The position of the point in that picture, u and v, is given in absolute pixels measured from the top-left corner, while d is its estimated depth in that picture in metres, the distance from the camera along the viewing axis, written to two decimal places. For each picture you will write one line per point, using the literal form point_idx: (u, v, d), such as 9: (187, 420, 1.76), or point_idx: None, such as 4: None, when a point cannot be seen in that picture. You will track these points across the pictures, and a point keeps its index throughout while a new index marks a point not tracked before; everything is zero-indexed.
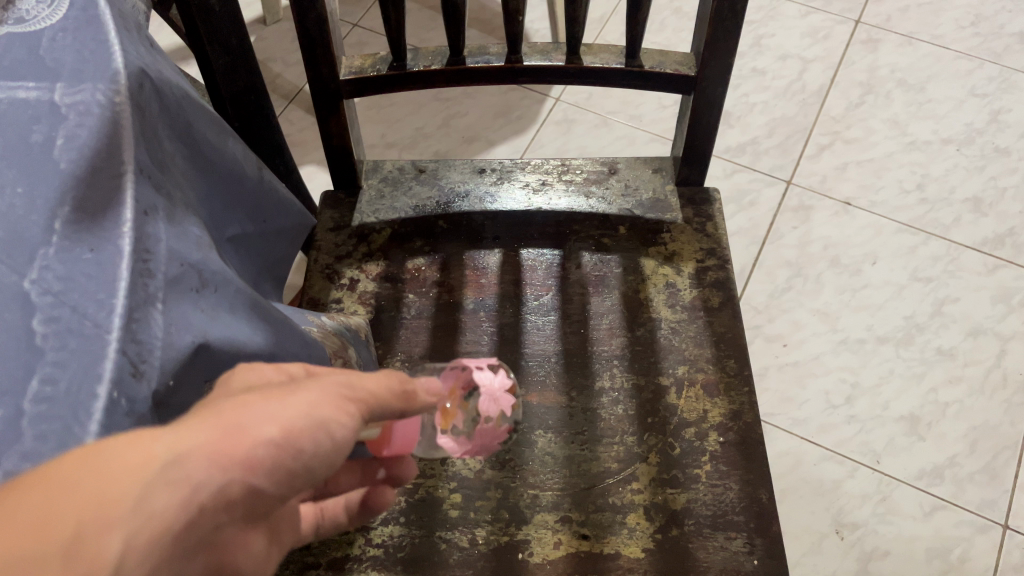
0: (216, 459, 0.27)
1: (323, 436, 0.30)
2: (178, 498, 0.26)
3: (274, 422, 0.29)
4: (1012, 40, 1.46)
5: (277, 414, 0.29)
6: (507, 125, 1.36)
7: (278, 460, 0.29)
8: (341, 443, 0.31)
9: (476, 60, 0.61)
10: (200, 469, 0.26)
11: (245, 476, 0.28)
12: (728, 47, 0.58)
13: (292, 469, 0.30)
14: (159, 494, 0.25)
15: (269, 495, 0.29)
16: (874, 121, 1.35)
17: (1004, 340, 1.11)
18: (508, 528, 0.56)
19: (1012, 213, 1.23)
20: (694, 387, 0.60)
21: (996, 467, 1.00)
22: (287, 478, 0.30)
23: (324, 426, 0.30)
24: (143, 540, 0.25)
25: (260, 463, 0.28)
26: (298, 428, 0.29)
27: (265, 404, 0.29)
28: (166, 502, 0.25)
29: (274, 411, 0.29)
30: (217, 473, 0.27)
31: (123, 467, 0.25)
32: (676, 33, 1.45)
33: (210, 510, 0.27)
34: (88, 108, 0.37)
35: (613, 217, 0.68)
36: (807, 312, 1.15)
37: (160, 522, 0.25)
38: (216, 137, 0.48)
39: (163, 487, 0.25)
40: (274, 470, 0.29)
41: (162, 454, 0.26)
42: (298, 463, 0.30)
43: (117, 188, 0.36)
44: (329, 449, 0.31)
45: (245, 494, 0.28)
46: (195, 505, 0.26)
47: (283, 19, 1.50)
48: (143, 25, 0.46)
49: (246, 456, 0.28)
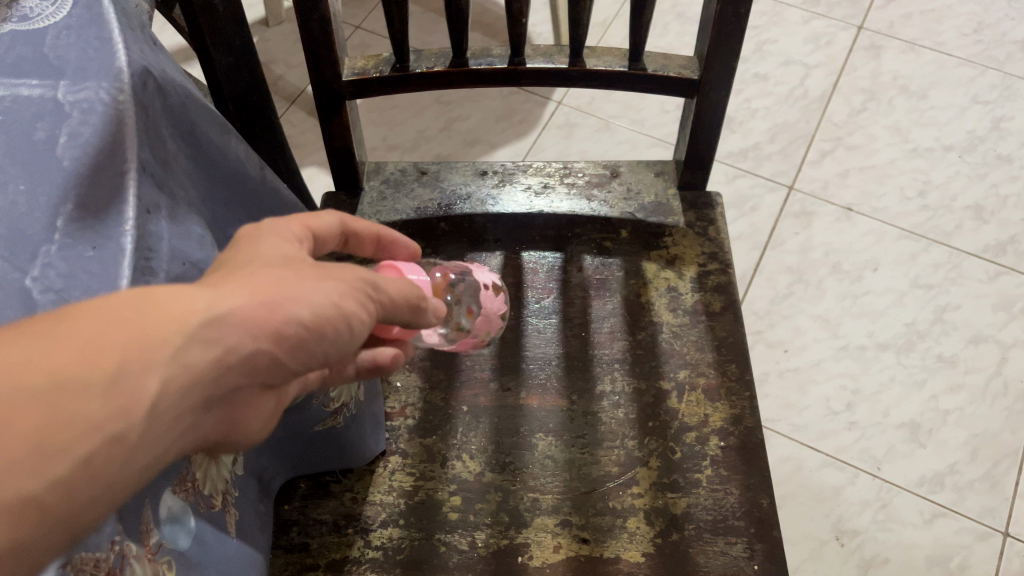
0: (252, 326, 0.27)
1: (343, 322, 0.31)
2: (211, 357, 0.26)
3: (309, 305, 0.29)
4: (1014, 48, 1.46)
5: (310, 299, 0.30)
6: (508, 128, 1.36)
7: (305, 341, 0.30)
8: (358, 336, 0.32)
9: (478, 62, 0.61)
10: (236, 332, 0.27)
11: (270, 346, 0.28)
12: (731, 51, 0.58)
13: (314, 353, 0.30)
14: (196, 347, 0.26)
15: (289, 372, 0.30)
16: (875, 127, 1.35)
17: (1005, 348, 1.10)
18: (508, 531, 0.55)
19: (1013, 220, 1.23)
20: (695, 392, 0.60)
21: (996, 475, 1.00)
22: (308, 361, 0.31)
23: (350, 317, 0.31)
24: (177, 390, 0.25)
25: (286, 338, 0.29)
26: (327, 315, 0.30)
27: (299, 284, 0.30)
28: (203, 358, 0.26)
29: (308, 294, 0.30)
30: (249, 338, 0.27)
31: (166, 316, 0.25)
32: (678, 38, 1.45)
33: (237, 374, 0.28)
34: (91, 106, 0.37)
35: (615, 221, 0.68)
36: (808, 318, 1.15)
37: (194, 374, 0.26)
38: (219, 138, 0.48)
39: (200, 344, 0.26)
40: (298, 350, 0.29)
41: (204, 312, 0.26)
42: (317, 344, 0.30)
43: (120, 186, 0.36)
44: (348, 340, 0.32)
45: (271, 365, 0.29)
46: (225, 366, 0.27)
47: (285, 20, 1.50)
48: (146, 24, 0.46)
49: (277, 332, 0.28)
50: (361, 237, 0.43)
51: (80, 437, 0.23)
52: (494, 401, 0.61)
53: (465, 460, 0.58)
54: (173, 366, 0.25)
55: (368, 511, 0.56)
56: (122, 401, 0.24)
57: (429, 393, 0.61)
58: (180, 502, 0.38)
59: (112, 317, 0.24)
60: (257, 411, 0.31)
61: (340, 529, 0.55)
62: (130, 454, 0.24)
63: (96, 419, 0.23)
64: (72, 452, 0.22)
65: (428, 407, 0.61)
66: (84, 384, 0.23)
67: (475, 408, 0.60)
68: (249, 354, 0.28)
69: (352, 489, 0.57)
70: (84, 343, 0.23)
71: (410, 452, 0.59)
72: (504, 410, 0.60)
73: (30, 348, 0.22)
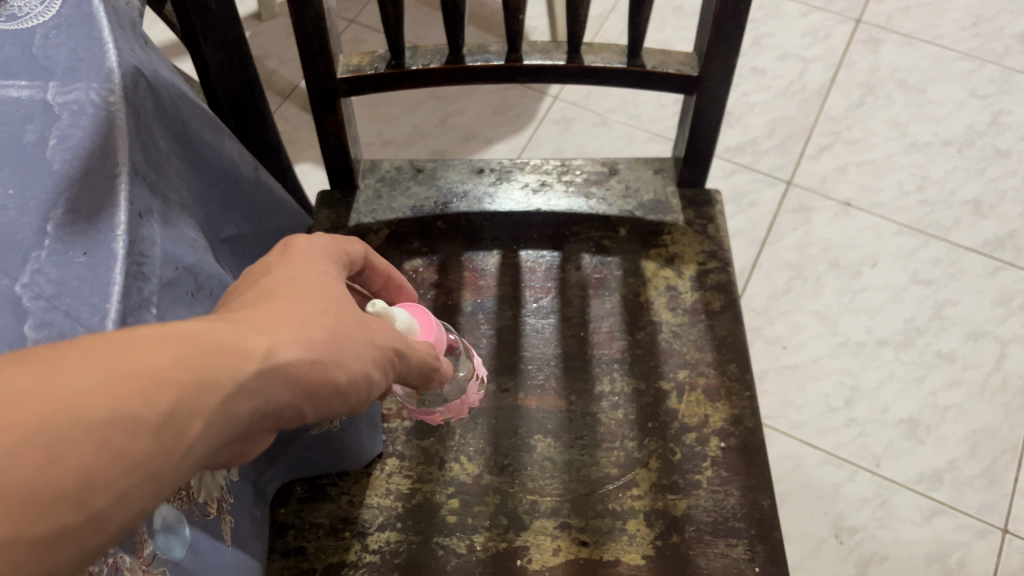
0: (297, 381, 0.29)
1: (359, 380, 0.32)
2: (248, 407, 0.27)
3: (345, 369, 0.31)
4: (1012, 41, 1.45)
5: (347, 363, 0.31)
6: (504, 123, 1.35)
7: (330, 401, 0.31)
8: (368, 398, 0.34)
9: (475, 58, 0.60)
10: (282, 384, 0.28)
11: (294, 398, 0.29)
12: (731, 47, 0.57)
13: (332, 410, 0.32)
14: (238, 396, 0.26)
15: (304, 421, 0.31)
16: (874, 122, 1.35)
17: (1004, 343, 1.10)
18: (506, 534, 0.55)
19: (1012, 215, 1.23)
20: (695, 391, 0.60)
21: (995, 471, 1.00)
22: (324, 415, 0.32)
23: (369, 384, 0.33)
24: (221, 431, 0.26)
25: (307, 392, 0.30)
26: (355, 382, 0.32)
27: (345, 344, 0.31)
28: (241, 408, 0.26)
29: (347, 356, 0.31)
30: (289, 393, 0.29)
31: (233, 359, 0.26)
32: (675, 31, 1.44)
33: (267, 419, 0.29)
34: (82, 107, 0.36)
35: (613, 219, 0.67)
36: (807, 314, 1.14)
37: (230, 422, 0.26)
38: (213, 138, 0.47)
39: (252, 390, 0.27)
40: (323, 408, 0.31)
41: (263, 361, 0.27)
42: (330, 400, 0.31)
43: (111, 189, 0.35)
44: (363, 399, 0.34)
45: (293, 415, 0.30)
46: (261, 415, 0.28)
47: (279, 15, 1.49)
48: (137, 22, 0.45)
49: (313, 389, 0.30)
50: (376, 271, 0.45)
51: (124, 473, 0.23)
52: (493, 402, 0.60)
53: (463, 462, 0.58)
54: (217, 414, 0.25)
55: (364, 515, 0.56)
56: (172, 440, 0.24)
57: None
58: (175, 511, 0.37)
59: (173, 355, 0.24)
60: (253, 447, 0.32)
61: (336, 532, 0.55)
62: (159, 494, 0.24)
63: (144, 457, 0.23)
64: (113, 484, 0.23)
65: None
66: (153, 414, 0.23)
67: (473, 409, 0.60)
68: (277, 402, 0.28)
69: (349, 492, 0.56)
70: (149, 378, 0.23)
71: (407, 454, 0.58)
72: (502, 411, 0.60)
73: (97, 376, 0.22)
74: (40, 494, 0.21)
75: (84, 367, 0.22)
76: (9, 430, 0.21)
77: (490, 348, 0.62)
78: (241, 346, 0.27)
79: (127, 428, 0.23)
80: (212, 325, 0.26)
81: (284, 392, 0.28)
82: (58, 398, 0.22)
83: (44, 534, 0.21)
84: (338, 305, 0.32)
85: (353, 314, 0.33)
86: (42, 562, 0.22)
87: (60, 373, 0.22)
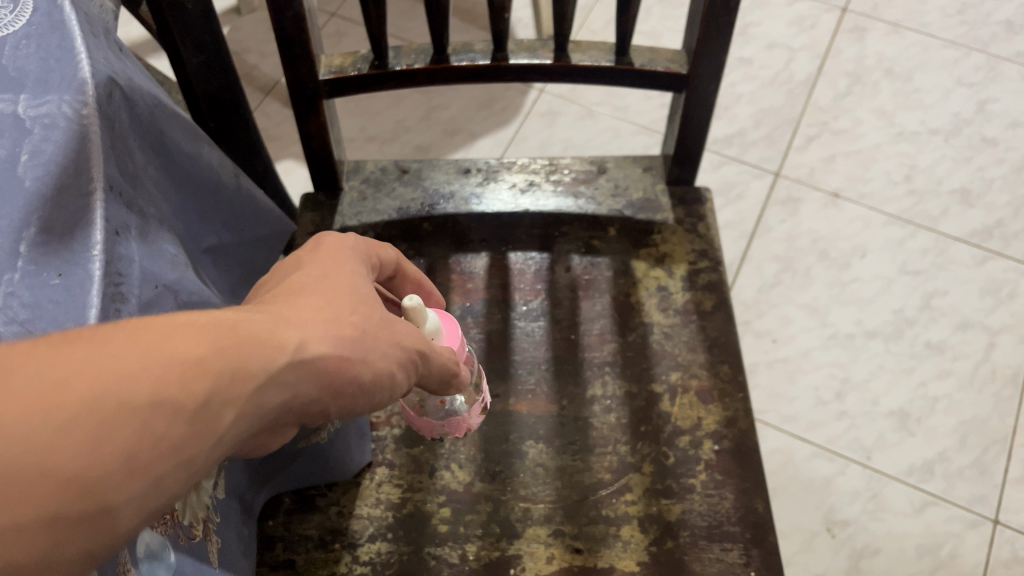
0: (324, 377, 0.30)
1: (382, 379, 0.33)
2: (276, 399, 0.28)
3: (373, 368, 0.32)
4: (999, 28, 1.45)
5: (376, 363, 0.32)
6: (490, 116, 1.33)
7: (355, 398, 0.32)
8: (394, 396, 0.35)
9: (460, 58, 0.59)
10: (310, 380, 0.29)
11: (321, 393, 0.30)
12: (720, 45, 0.56)
13: (358, 408, 0.33)
14: (268, 388, 0.27)
15: (330, 418, 0.32)
16: (861, 111, 1.34)
17: (993, 333, 1.10)
18: (499, 543, 0.54)
19: (999, 204, 1.22)
20: (688, 394, 0.59)
21: (985, 462, 1.00)
22: (350, 413, 0.33)
23: (395, 383, 0.34)
24: (249, 423, 0.27)
25: (333, 388, 0.30)
26: (382, 380, 0.32)
27: (375, 344, 0.32)
28: (269, 399, 0.27)
29: (376, 356, 0.32)
30: (316, 388, 0.29)
31: (262, 352, 0.27)
32: (661, 21, 1.43)
33: (293, 411, 0.29)
34: (54, 121, 0.34)
35: (602, 218, 0.66)
36: (796, 307, 1.14)
37: (259, 411, 0.27)
38: (192, 147, 0.46)
39: (279, 385, 0.28)
40: (347, 404, 0.32)
41: (291, 353, 0.28)
42: (355, 397, 0.32)
43: (87, 207, 0.33)
44: (389, 398, 0.34)
45: (320, 410, 0.31)
46: (288, 407, 0.29)
47: (258, 8, 1.47)
48: (111, 28, 0.44)
49: (339, 385, 0.30)
50: (407, 278, 0.45)
51: (157, 457, 0.24)
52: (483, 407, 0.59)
53: (455, 470, 0.57)
54: (247, 405, 0.26)
55: (354, 525, 0.55)
56: (203, 430, 0.25)
57: None
58: (159, 537, 0.36)
59: (208, 344, 0.25)
60: (279, 438, 0.33)
61: (327, 544, 0.54)
62: (187, 481, 0.25)
63: (178, 441, 0.24)
64: (147, 469, 0.23)
65: None
66: (186, 403, 0.24)
67: None
68: (305, 397, 0.29)
69: (338, 502, 0.55)
70: (184, 366, 0.24)
71: (397, 462, 0.57)
72: (493, 417, 0.59)
73: (137, 363, 0.23)
74: (80, 474, 0.22)
75: (124, 351, 0.23)
76: (53, 409, 0.22)
77: (479, 352, 0.61)
78: (273, 339, 0.28)
79: (161, 415, 0.23)
80: (245, 317, 0.28)
81: (312, 386, 0.29)
82: (101, 382, 0.22)
83: (80, 514, 0.22)
84: (367, 304, 0.33)
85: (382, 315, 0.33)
86: (75, 542, 0.22)
87: (101, 356, 0.23)
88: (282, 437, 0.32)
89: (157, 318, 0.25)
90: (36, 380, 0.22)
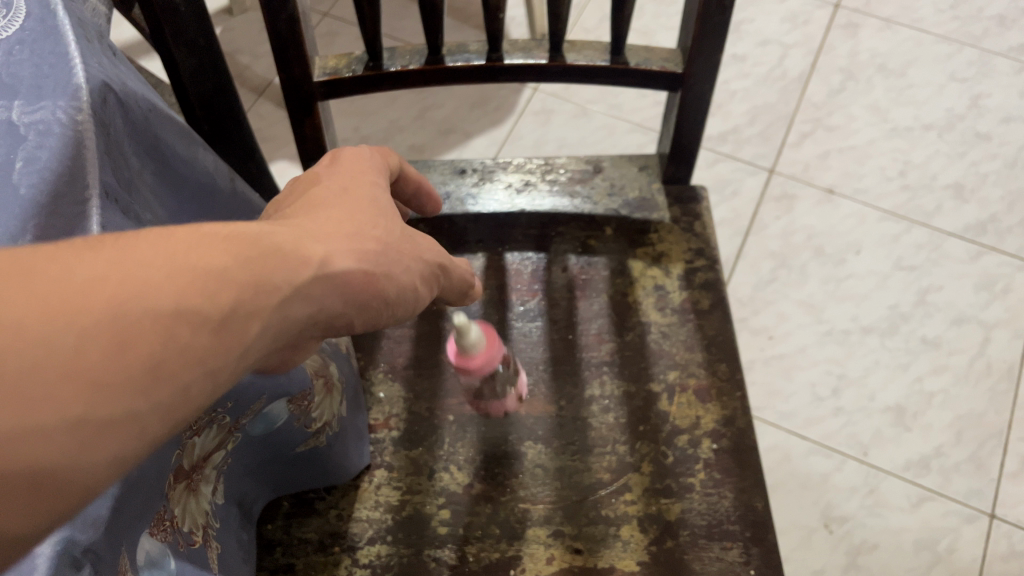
0: (344, 289, 0.30)
1: (404, 290, 0.34)
2: (301, 311, 0.28)
3: (390, 281, 0.33)
4: (991, 23, 1.45)
5: (392, 276, 0.33)
6: (484, 115, 1.33)
7: (373, 311, 0.32)
8: (408, 310, 0.35)
9: (455, 59, 0.59)
10: (330, 294, 0.29)
11: (343, 305, 0.30)
12: (716, 44, 0.56)
13: (373, 322, 0.33)
14: (295, 299, 0.27)
15: (345, 331, 0.33)
16: (855, 107, 1.34)
17: (988, 328, 1.10)
18: (499, 544, 0.54)
19: (993, 199, 1.23)
20: (686, 393, 0.59)
21: (982, 456, 1.00)
22: (365, 325, 0.33)
23: (408, 295, 0.35)
24: (275, 334, 0.27)
25: (354, 301, 0.31)
26: (396, 294, 0.33)
27: (391, 259, 0.33)
28: (296, 310, 0.28)
29: (392, 269, 0.33)
30: (338, 300, 0.30)
31: (287, 264, 0.27)
32: (654, 19, 1.43)
33: (314, 326, 0.30)
34: (48, 127, 0.34)
35: (598, 218, 0.66)
36: (792, 303, 1.14)
37: (285, 322, 0.27)
38: (188, 151, 0.45)
39: (303, 298, 0.28)
40: (365, 317, 0.32)
41: (314, 267, 0.28)
42: (375, 310, 0.33)
43: (83, 214, 0.33)
44: (403, 312, 0.35)
45: (338, 324, 0.31)
46: (311, 320, 0.29)
47: (251, 9, 1.47)
48: (104, 32, 0.43)
49: (358, 299, 0.31)
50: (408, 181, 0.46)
51: (191, 364, 0.23)
52: None
53: (453, 472, 0.57)
54: (273, 315, 0.26)
55: (353, 528, 0.55)
56: (234, 338, 0.25)
57: (413, 403, 0.59)
58: (159, 545, 0.35)
59: (233, 251, 0.25)
60: (295, 359, 0.34)
61: (326, 548, 0.54)
62: (216, 391, 0.25)
63: (211, 347, 0.24)
64: (181, 376, 0.23)
65: (412, 417, 0.59)
66: (216, 311, 0.24)
67: (461, 417, 0.59)
68: (327, 311, 0.30)
69: (337, 505, 0.55)
70: (213, 275, 0.24)
71: (395, 465, 0.57)
72: (491, 417, 0.59)
73: (167, 269, 0.23)
74: (117, 376, 0.22)
75: (152, 255, 0.23)
76: (88, 310, 0.21)
77: None
78: (297, 253, 0.28)
79: (193, 322, 0.23)
80: (266, 230, 0.28)
81: (334, 300, 0.30)
82: (132, 285, 0.22)
83: (118, 419, 0.22)
84: (381, 220, 0.33)
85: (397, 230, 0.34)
86: (114, 449, 0.22)
87: (130, 260, 0.23)
88: (300, 352, 0.32)
89: (181, 225, 0.25)
90: (67, 283, 0.21)
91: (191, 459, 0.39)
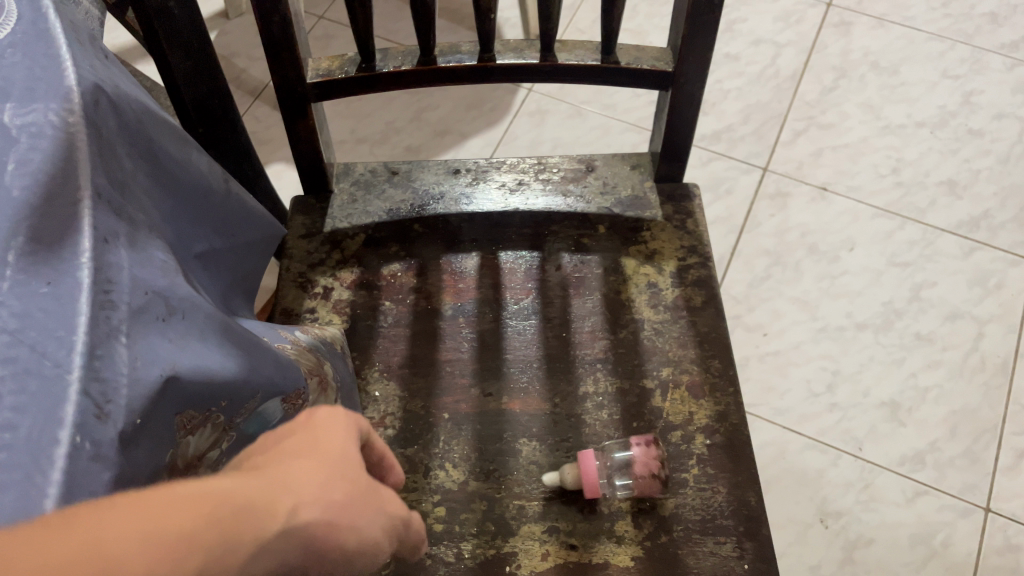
0: (315, 549, 0.28)
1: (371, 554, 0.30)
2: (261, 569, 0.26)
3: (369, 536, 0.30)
4: (983, 20, 1.46)
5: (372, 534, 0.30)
6: (479, 116, 1.34)
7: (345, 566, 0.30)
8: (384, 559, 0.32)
9: (447, 59, 0.59)
10: (303, 548, 0.27)
11: (305, 563, 0.28)
12: (705, 42, 0.56)
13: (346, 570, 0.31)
14: (257, 557, 0.26)
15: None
16: (848, 105, 1.35)
17: (981, 323, 1.11)
18: (494, 541, 0.54)
19: (986, 195, 1.23)
20: (679, 389, 0.59)
21: (976, 451, 1.01)
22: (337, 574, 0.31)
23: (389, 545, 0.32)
24: None
25: (311, 557, 0.28)
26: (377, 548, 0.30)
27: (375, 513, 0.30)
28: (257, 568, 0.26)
29: (374, 529, 0.30)
30: (307, 555, 0.28)
31: (252, 526, 0.25)
32: (648, 19, 1.43)
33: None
34: (40, 129, 0.34)
35: (592, 216, 0.67)
36: (786, 301, 1.14)
37: None
38: (180, 153, 0.46)
39: (266, 556, 0.26)
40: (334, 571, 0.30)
41: (281, 524, 0.26)
42: (329, 564, 0.29)
43: (74, 216, 0.33)
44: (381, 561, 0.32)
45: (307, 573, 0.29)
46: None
47: (246, 12, 1.47)
48: (97, 36, 0.44)
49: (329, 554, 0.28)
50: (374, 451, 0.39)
51: None
52: (476, 406, 0.60)
53: (449, 469, 0.57)
54: None
55: None
56: None
57: (408, 401, 0.60)
58: None
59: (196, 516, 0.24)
60: None
61: None
62: None
63: None
64: None
65: (407, 416, 0.59)
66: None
67: (456, 415, 0.59)
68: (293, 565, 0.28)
69: None
70: (166, 547, 0.23)
71: None
72: (487, 415, 0.59)
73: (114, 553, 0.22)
74: None
75: (102, 536, 0.22)
76: None
77: (471, 353, 0.62)
78: (266, 505, 0.26)
79: None
80: (237, 484, 0.26)
81: (302, 555, 0.27)
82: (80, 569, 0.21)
83: None
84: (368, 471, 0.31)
85: (370, 480, 0.30)
86: None
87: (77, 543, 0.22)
88: None
89: (144, 496, 0.24)
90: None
91: (186, 459, 0.39)
